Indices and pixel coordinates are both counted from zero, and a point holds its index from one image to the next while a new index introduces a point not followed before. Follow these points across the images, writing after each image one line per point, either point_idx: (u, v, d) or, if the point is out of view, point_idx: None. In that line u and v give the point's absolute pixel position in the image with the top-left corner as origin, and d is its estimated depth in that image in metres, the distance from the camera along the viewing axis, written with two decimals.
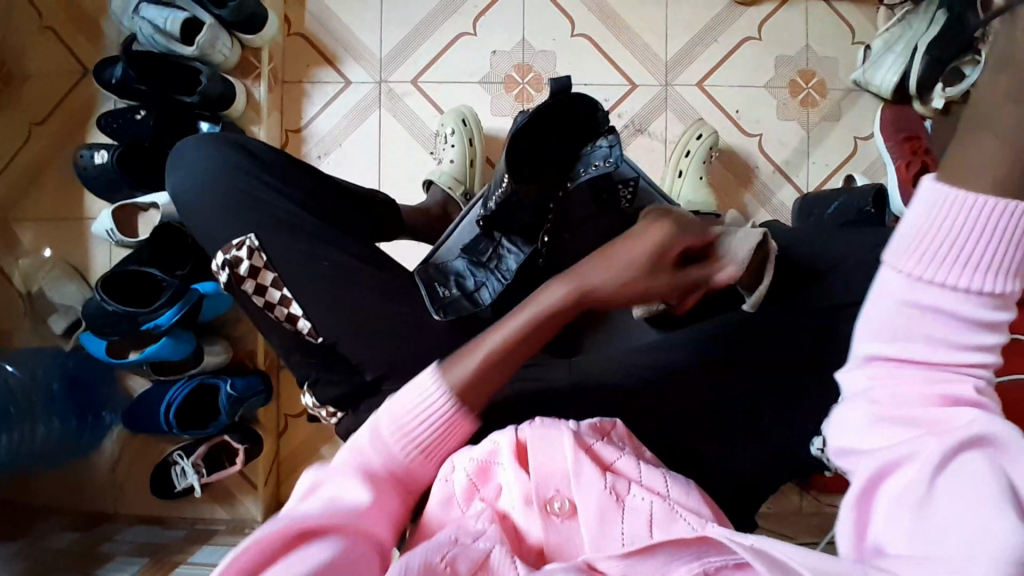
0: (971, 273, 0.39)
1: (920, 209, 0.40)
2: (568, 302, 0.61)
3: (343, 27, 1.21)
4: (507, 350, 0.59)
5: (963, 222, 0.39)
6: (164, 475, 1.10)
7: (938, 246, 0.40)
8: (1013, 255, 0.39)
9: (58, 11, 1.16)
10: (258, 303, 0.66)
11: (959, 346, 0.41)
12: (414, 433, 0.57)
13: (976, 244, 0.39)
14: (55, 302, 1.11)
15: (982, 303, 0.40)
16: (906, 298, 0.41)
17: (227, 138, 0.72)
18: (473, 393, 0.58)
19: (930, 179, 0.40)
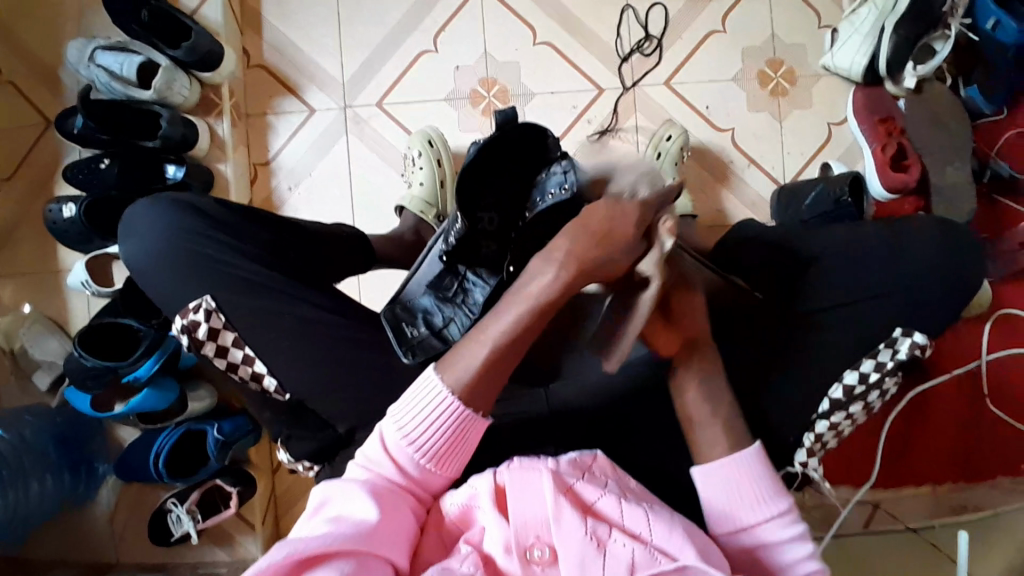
0: (755, 499, 0.61)
1: (704, 486, 0.63)
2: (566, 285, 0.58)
3: (303, 56, 1.20)
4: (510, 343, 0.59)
5: (727, 476, 0.62)
6: (160, 522, 1.09)
7: (728, 501, 0.62)
8: (766, 482, 0.62)
9: (12, 63, 1.16)
10: (221, 365, 0.68)
11: (778, 536, 0.61)
12: (423, 441, 0.59)
13: (745, 486, 0.62)
14: (38, 358, 1.10)
15: (774, 513, 0.61)
16: (735, 541, 0.62)
17: (178, 203, 0.71)
18: (481, 388, 0.60)
19: (694, 471, 0.63)
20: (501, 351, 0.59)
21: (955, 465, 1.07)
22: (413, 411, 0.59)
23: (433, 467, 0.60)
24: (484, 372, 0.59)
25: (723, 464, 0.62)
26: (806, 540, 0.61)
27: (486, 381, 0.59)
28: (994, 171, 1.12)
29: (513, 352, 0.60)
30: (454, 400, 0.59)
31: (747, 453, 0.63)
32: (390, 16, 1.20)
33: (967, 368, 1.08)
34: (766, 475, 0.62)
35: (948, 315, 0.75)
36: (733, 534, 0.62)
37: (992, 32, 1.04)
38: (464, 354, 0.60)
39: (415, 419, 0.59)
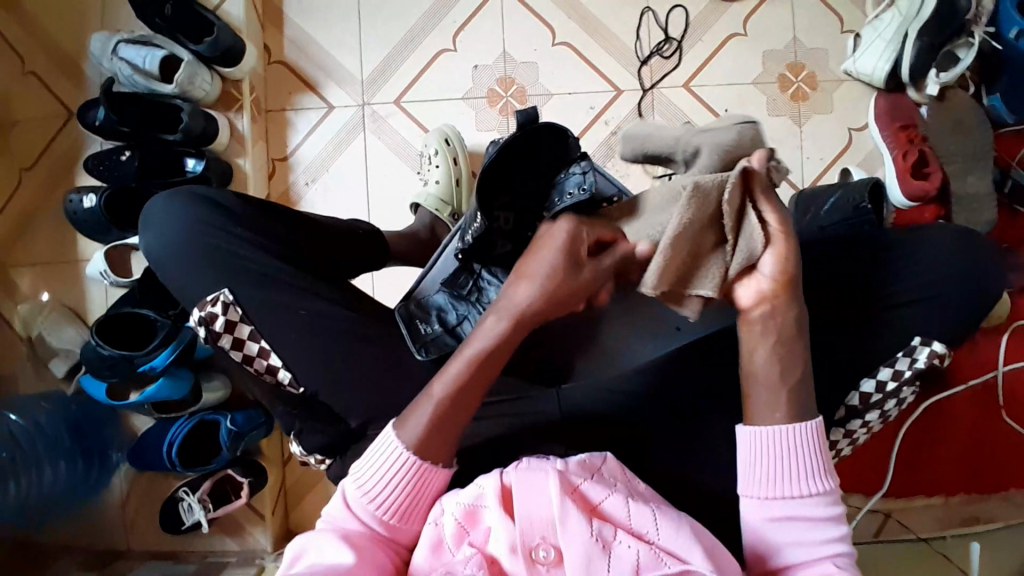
0: (800, 474, 0.58)
1: (750, 444, 0.60)
2: (514, 329, 0.62)
3: (322, 52, 1.21)
4: (456, 393, 0.61)
5: (778, 443, 0.59)
6: (171, 512, 1.10)
7: (770, 467, 0.59)
8: (819, 457, 0.59)
9: (39, 55, 1.18)
10: (237, 357, 0.68)
11: (812, 516, 0.58)
12: (385, 497, 0.60)
13: (797, 454, 0.59)
14: (55, 347, 1.12)
15: (815, 491, 0.58)
16: (764, 507, 0.59)
17: (196, 196, 0.72)
18: (436, 440, 0.60)
19: (745, 427, 0.61)
20: (454, 399, 0.61)
21: (971, 478, 1.06)
22: (374, 467, 0.60)
23: (399, 521, 0.60)
24: (438, 422, 0.60)
25: (779, 428, 0.59)
26: (841, 525, 0.58)
27: (441, 430, 0.60)
28: (1015, 182, 1.10)
29: (469, 399, 0.62)
30: (409, 453, 0.60)
31: (809, 422, 0.59)
32: (410, 14, 1.20)
33: (984, 379, 1.06)
34: (821, 451, 0.59)
35: (968, 325, 0.74)
36: (767, 497, 0.59)
37: (1015, 40, 1.03)
38: (418, 410, 0.61)
39: (375, 476, 0.60)
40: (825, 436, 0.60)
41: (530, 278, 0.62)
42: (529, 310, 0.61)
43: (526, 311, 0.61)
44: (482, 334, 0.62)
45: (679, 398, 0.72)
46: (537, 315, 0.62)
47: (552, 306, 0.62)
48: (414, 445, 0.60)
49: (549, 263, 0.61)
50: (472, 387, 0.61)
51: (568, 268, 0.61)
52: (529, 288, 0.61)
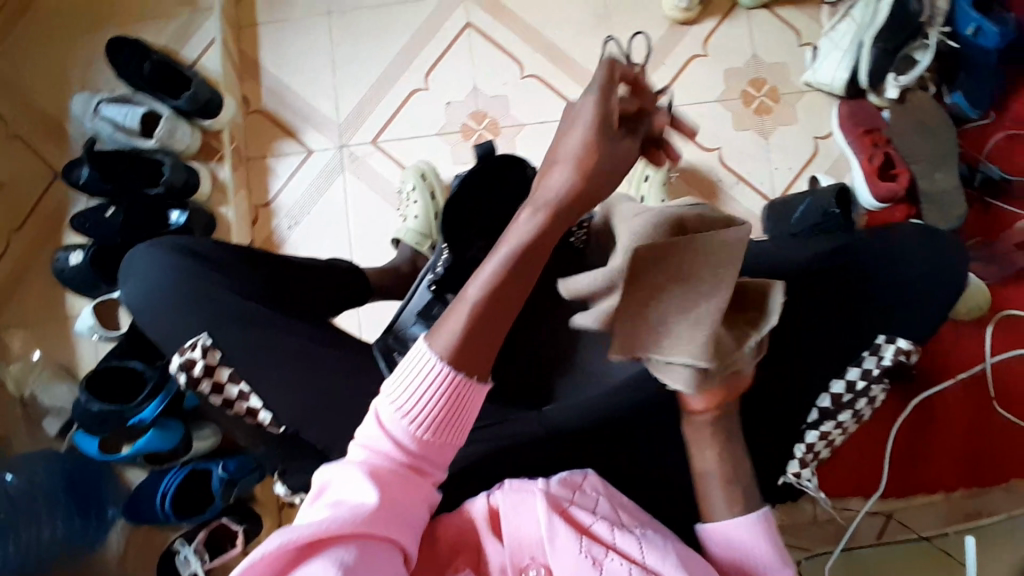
0: (764, 562, 0.61)
1: (710, 542, 0.64)
2: (553, 219, 0.59)
3: (299, 99, 1.24)
4: (496, 295, 0.59)
5: (735, 536, 0.62)
6: (169, 566, 1.08)
7: (734, 562, 0.62)
8: (775, 544, 0.62)
9: (24, 121, 1.22)
10: (217, 400, 0.70)
11: None
12: (417, 412, 0.57)
13: (753, 545, 0.62)
14: (47, 405, 1.13)
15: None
16: None
17: (175, 247, 0.74)
18: (473, 351, 0.58)
19: (700, 527, 0.64)
20: (488, 307, 0.58)
21: (968, 472, 1.05)
22: (405, 382, 0.57)
23: (433, 441, 0.57)
24: (476, 328, 0.58)
25: (728, 528, 0.63)
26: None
27: (480, 332, 0.58)
28: (984, 175, 1.11)
29: (504, 305, 0.59)
30: (443, 367, 0.57)
31: (756, 512, 0.63)
32: (382, 58, 1.25)
33: (972, 372, 1.07)
34: (775, 538, 0.63)
35: (937, 320, 0.75)
36: None
37: (973, 38, 1.07)
38: (450, 318, 0.59)
39: (408, 393, 0.57)
40: (775, 522, 0.63)
41: (562, 172, 0.59)
42: (567, 197, 0.59)
43: (562, 200, 0.59)
44: (518, 230, 0.59)
45: (657, 411, 0.73)
46: (575, 205, 0.59)
47: (589, 195, 0.59)
48: (449, 357, 0.57)
49: (580, 142, 0.58)
50: (510, 291, 0.59)
51: (602, 145, 0.58)
52: (564, 172, 0.59)
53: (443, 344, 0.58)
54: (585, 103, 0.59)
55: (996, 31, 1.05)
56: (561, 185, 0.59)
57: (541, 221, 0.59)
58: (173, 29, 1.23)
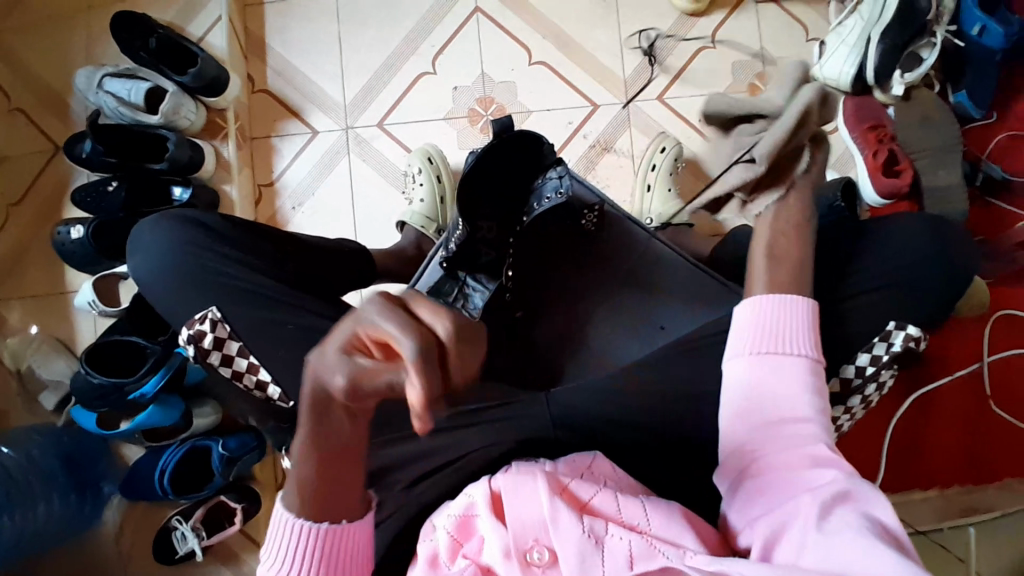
0: (794, 350, 0.61)
1: (744, 314, 0.64)
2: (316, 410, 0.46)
3: (305, 80, 1.24)
4: (317, 471, 0.52)
5: (772, 314, 0.63)
6: (165, 541, 1.08)
7: (764, 335, 0.62)
8: (810, 334, 0.62)
9: (26, 94, 1.20)
10: (227, 373, 0.69)
11: (798, 412, 0.59)
12: (292, 567, 0.56)
13: (789, 332, 0.62)
14: (46, 378, 1.12)
15: (807, 375, 0.60)
16: (751, 381, 0.61)
17: (184, 219, 0.74)
18: (326, 507, 0.55)
19: (739, 304, 0.65)
20: (321, 477, 0.53)
21: (965, 467, 1.06)
22: (278, 544, 0.57)
23: None
24: (320, 495, 0.54)
25: (772, 301, 0.63)
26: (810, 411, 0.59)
27: (331, 496, 0.54)
28: (987, 174, 1.12)
29: (344, 475, 0.54)
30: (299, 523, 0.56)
31: (807, 301, 0.64)
32: (390, 40, 1.24)
33: (970, 369, 1.08)
34: (812, 332, 0.62)
35: (942, 309, 0.76)
36: (756, 367, 0.61)
37: (978, 37, 1.09)
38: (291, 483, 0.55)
39: (282, 550, 0.57)
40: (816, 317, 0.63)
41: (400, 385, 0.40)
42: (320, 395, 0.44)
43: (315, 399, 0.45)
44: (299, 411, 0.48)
45: (670, 399, 0.71)
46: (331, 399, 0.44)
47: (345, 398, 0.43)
48: (302, 513, 0.55)
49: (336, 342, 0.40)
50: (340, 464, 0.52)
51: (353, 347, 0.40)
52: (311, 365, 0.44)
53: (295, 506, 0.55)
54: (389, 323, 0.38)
55: (1001, 31, 1.06)
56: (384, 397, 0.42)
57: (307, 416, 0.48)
58: (178, 5, 1.22)
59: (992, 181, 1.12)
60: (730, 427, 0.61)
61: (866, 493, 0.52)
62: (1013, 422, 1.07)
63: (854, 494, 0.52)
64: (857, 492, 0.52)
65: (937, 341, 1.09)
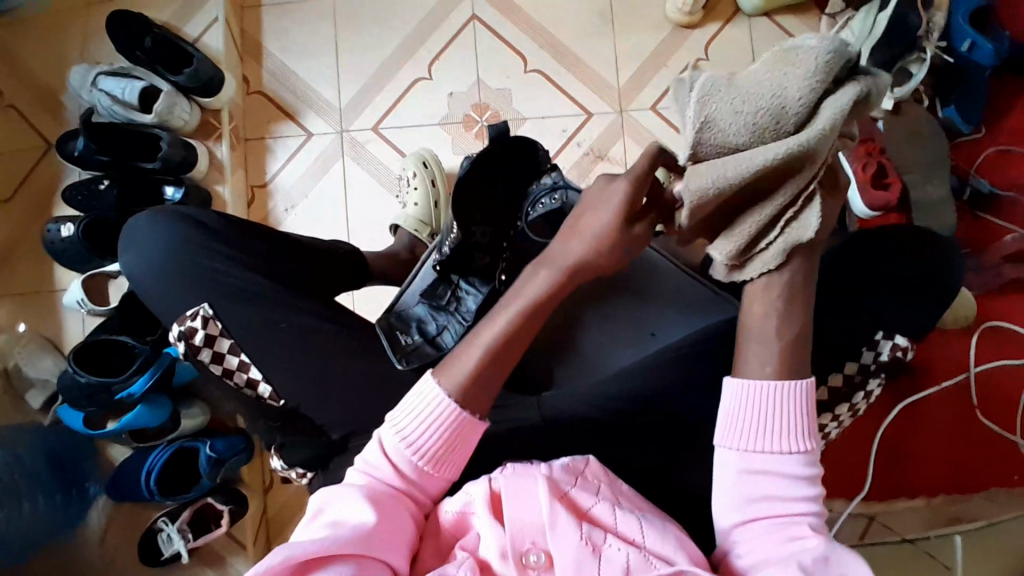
0: (785, 438, 0.56)
1: (731, 397, 0.59)
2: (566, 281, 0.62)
3: (300, 83, 1.24)
4: (506, 344, 0.60)
5: (764, 397, 0.57)
6: (150, 542, 1.07)
7: (752, 422, 0.57)
8: (805, 419, 0.57)
9: (19, 90, 1.19)
10: (217, 371, 0.69)
11: (789, 494, 0.55)
12: (422, 442, 0.58)
13: (782, 417, 0.57)
14: (31, 377, 1.10)
15: (798, 461, 0.56)
16: (739, 470, 0.57)
17: (178, 216, 0.74)
18: (478, 392, 0.59)
19: (728, 380, 0.59)
20: (487, 369, 0.59)
21: (950, 477, 1.07)
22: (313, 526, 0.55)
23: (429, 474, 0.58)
24: (481, 375, 0.59)
25: (763, 383, 0.57)
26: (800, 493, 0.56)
27: (485, 384, 0.59)
28: (975, 188, 1.14)
29: (512, 355, 0.61)
30: (450, 404, 0.58)
31: (802, 379, 0.57)
32: (387, 46, 1.24)
33: (957, 380, 1.09)
34: (809, 413, 0.57)
35: (930, 318, 0.77)
36: (746, 457, 0.57)
37: (968, 53, 1.09)
38: (458, 357, 0.60)
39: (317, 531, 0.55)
40: (815, 396, 0.58)
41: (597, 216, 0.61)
42: (585, 262, 0.61)
43: (575, 266, 0.61)
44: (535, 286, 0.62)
45: (661, 404, 0.71)
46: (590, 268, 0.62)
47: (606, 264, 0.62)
48: (457, 395, 0.58)
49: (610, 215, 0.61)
50: (503, 358, 0.60)
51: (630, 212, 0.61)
52: (597, 222, 0.61)
53: (451, 382, 0.59)
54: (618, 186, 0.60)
55: (990, 48, 1.08)
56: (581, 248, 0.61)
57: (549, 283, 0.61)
58: (175, 5, 1.22)
59: (980, 195, 1.14)
60: (716, 503, 0.58)
61: (846, 560, 0.52)
62: (999, 432, 1.07)
63: (833, 560, 0.52)
64: (836, 560, 0.52)
65: (923, 353, 1.10)
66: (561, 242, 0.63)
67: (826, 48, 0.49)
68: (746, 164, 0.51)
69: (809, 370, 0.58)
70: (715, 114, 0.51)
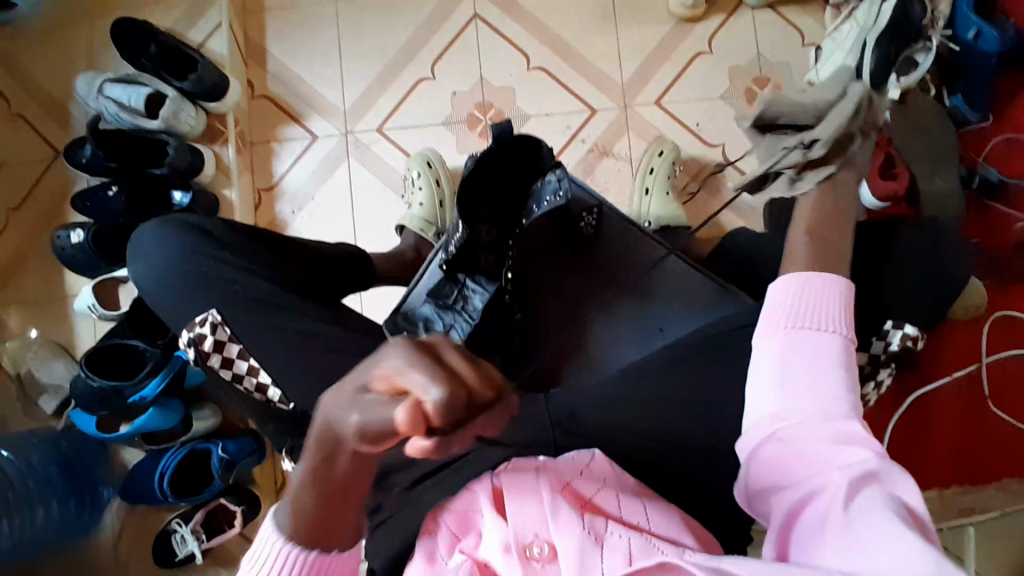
0: (832, 330, 0.54)
1: (778, 294, 0.57)
2: (337, 456, 0.42)
3: (305, 85, 1.24)
4: (314, 503, 0.47)
5: (808, 292, 0.56)
6: (165, 545, 1.08)
7: (797, 314, 0.55)
8: (846, 315, 0.56)
9: (27, 100, 1.21)
10: (227, 375, 0.70)
11: (837, 394, 0.51)
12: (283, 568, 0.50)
13: (825, 310, 0.55)
14: (45, 383, 1.12)
15: (844, 354, 0.53)
16: (788, 356, 0.54)
17: (184, 223, 0.75)
18: (331, 527, 0.49)
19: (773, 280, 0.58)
20: (314, 509, 0.47)
21: (964, 470, 1.06)
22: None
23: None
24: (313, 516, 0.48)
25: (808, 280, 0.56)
26: (846, 389, 0.52)
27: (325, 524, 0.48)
28: (983, 177, 1.13)
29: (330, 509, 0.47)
30: (289, 546, 0.50)
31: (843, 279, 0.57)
32: (390, 46, 1.25)
33: (969, 371, 1.08)
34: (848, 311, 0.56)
35: (937, 308, 0.77)
36: (793, 341, 0.54)
37: (974, 41, 1.08)
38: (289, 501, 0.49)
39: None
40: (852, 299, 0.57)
41: (347, 404, 0.38)
42: (360, 449, 0.40)
43: (350, 449, 0.41)
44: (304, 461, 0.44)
45: (670, 400, 0.71)
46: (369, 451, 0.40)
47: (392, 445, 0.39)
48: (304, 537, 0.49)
49: (360, 403, 0.38)
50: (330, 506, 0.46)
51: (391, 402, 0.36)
52: (348, 412, 0.39)
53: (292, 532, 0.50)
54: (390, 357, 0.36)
55: (996, 35, 1.07)
56: (351, 431, 0.39)
57: (314, 462, 0.43)
58: (179, 12, 1.23)
59: (989, 184, 1.12)
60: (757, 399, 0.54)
61: (896, 475, 0.48)
62: (1011, 423, 1.07)
63: (881, 477, 0.48)
64: (884, 475, 0.48)
65: (935, 344, 1.09)
66: (330, 407, 0.40)
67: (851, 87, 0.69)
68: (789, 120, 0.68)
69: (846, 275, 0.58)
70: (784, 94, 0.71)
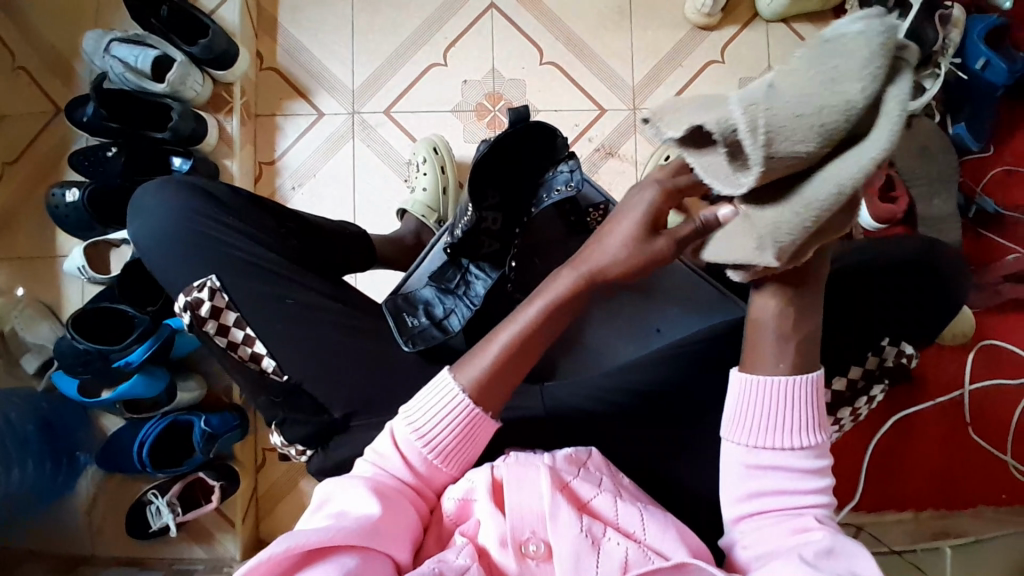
0: (792, 434, 0.56)
1: (735, 392, 0.58)
2: (585, 287, 0.61)
3: (314, 61, 1.23)
4: (527, 339, 0.59)
5: (768, 391, 0.56)
6: (139, 515, 1.07)
7: (756, 416, 0.57)
8: (815, 412, 0.57)
9: (30, 52, 1.18)
10: (221, 343, 0.68)
11: (800, 488, 0.56)
12: (437, 438, 0.56)
13: (784, 413, 0.56)
14: (29, 342, 1.09)
15: (802, 455, 0.56)
16: (744, 464, 0.57)
17: (188, 185, 0.73)
18: (496, 386, 0.58)
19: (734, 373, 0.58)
20: (519, 349, 0.59)
21: (940, 491, 1.08)
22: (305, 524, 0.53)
23: (429, 472, 0.57)
24: (515, 353, 0.59)
25: (779, 378, 0.56)
26: (808, 476, 0.56)
27: (513, 368, 0.59)
28: (979, 207, 1.14)
29: (530, 353, 0.60)
30: (466, 398, 0.57)
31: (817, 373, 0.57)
32: (403, 29, 1.24)
33: (952, 397, 1.10)
34: (819, 406, 0.57)
35: (926, 328, 0.79)
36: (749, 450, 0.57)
37: (982, 71, 1.09)
38: (478, 353, 0.59)
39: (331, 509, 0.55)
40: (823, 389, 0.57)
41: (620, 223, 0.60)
42: (609, 272, 0.61)
43: (603, 276, 0.61)
44: (553, 288, 0.61)
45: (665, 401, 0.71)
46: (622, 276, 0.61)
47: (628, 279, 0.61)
48: (476, 387, 0.57)
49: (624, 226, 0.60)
50: (538, 343, 0.60)
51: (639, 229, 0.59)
52: (609, 245, 0.61)
53: (469, 377, 0.58)
54: (647, 192, 0.59)
55: (1004, 68, 1.07)
56: (614, 252, 0.60)
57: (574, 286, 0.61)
58: None
59: (984, 214, 1.14)
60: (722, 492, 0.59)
61: (853, 552, 0.51)
62: (990, 449, 1.08)
63: (840, 552, 0.52)
64: (843, 551, 0.52)
65: (921, 367, 1.11)
66: (594, 245, 0.62)
67: (878, 29, 0.40)
68: (809, 202, 0.43)
69: (821, 365, 0.57)
70: (773, 119, 0.40)
